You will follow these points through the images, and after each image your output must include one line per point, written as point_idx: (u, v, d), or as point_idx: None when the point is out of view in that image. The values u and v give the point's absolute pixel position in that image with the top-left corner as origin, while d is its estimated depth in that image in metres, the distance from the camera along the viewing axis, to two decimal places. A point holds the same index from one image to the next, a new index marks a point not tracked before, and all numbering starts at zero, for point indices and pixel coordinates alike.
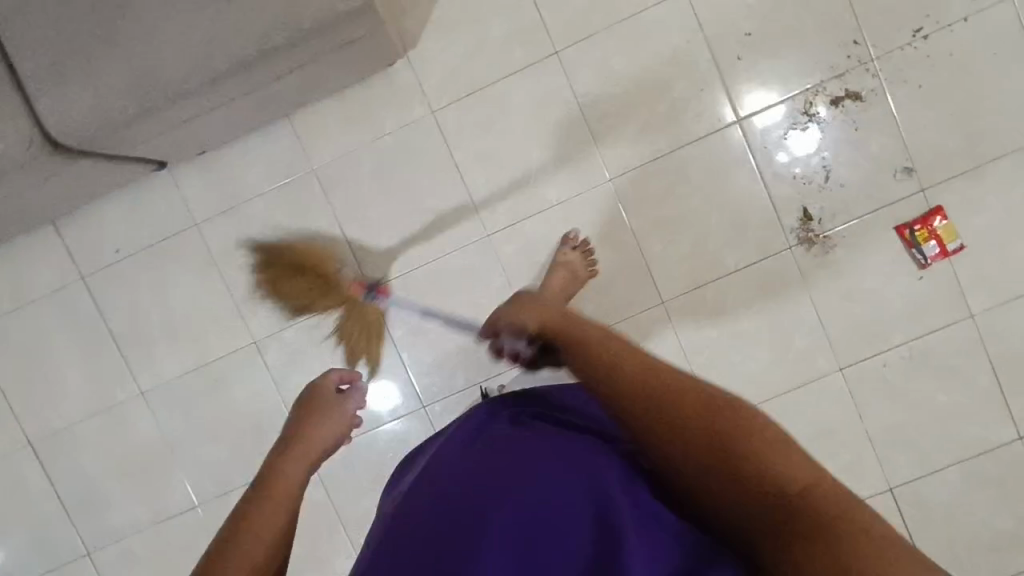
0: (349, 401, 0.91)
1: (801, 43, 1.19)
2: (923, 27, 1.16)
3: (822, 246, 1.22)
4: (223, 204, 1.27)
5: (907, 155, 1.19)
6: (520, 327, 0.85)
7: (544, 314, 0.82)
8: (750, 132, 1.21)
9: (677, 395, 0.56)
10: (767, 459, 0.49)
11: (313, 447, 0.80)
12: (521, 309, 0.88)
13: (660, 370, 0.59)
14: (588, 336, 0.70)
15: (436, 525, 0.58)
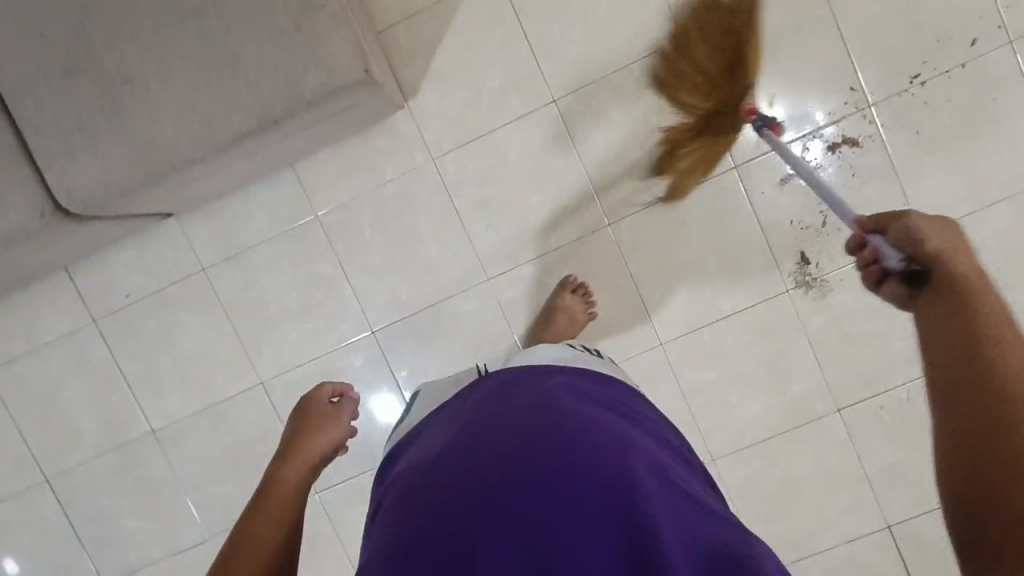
0: (340, 411, 0.99)
1: (799, 89, 1.19)
2: (921, 73, 1.16)
3: (819, 289, 1.23)
4: (230, 250, 1.30)
5: (905, 201, 1.19)
6: (923, 241, 0.60)
7: (940, 232, 0.61)
8: (749, 178, 1.22)
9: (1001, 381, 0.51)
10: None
11: (314, 453, 0.88)
12: (937, 227, 0.61)
13: (1014, 350, 0.53)
14: (984, 297, 0.56)
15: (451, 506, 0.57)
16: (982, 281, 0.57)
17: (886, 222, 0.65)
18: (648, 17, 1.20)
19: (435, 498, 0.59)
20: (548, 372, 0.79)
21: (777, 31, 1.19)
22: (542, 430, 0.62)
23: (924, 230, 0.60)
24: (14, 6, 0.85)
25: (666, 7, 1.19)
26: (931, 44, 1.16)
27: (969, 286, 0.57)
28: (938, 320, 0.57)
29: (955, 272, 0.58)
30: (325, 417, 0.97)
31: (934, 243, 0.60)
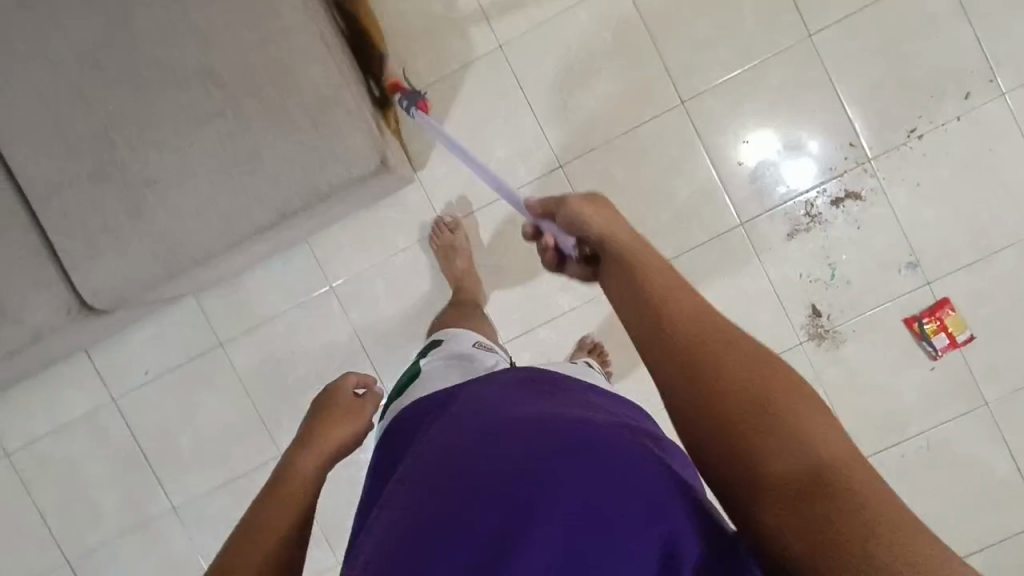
0: (368, 406, 0.84)
1: (799, 145, 1.21)
2: (917, 127, 1.19)
3: (832, 340, 1.24)
4: (247, 324, 1.31)
5: (911, 252, 1.21)
6: (575, 227, 0.66)
7: (600, 214, 0.65)
8: (756, 234, 1.23)
9: (729, 371, 0.48)
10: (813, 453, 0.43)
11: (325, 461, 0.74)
12: (583, 206, 0.67)
13: (717, 334, 0.51)
14: (651, 272, 0.57)
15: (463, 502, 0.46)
16: (660, 265, 0.58)
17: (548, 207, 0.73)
18: (648, 84, 1.23)
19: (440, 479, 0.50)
20: (568, 378, 0.68)
21: (774, 91, 1.21)
22: (560, 416, 0.52)
23: (590, 219, 0.64)
24: (38, 116, 0.86)
25: (665, 74, 1.23)
26: (925, 100, 1.19)
27: (651, 279, 0.56)
28: (621, 296, 0.57)
29: (626, 264, 0.59)
30: (352, 412, 0.83)
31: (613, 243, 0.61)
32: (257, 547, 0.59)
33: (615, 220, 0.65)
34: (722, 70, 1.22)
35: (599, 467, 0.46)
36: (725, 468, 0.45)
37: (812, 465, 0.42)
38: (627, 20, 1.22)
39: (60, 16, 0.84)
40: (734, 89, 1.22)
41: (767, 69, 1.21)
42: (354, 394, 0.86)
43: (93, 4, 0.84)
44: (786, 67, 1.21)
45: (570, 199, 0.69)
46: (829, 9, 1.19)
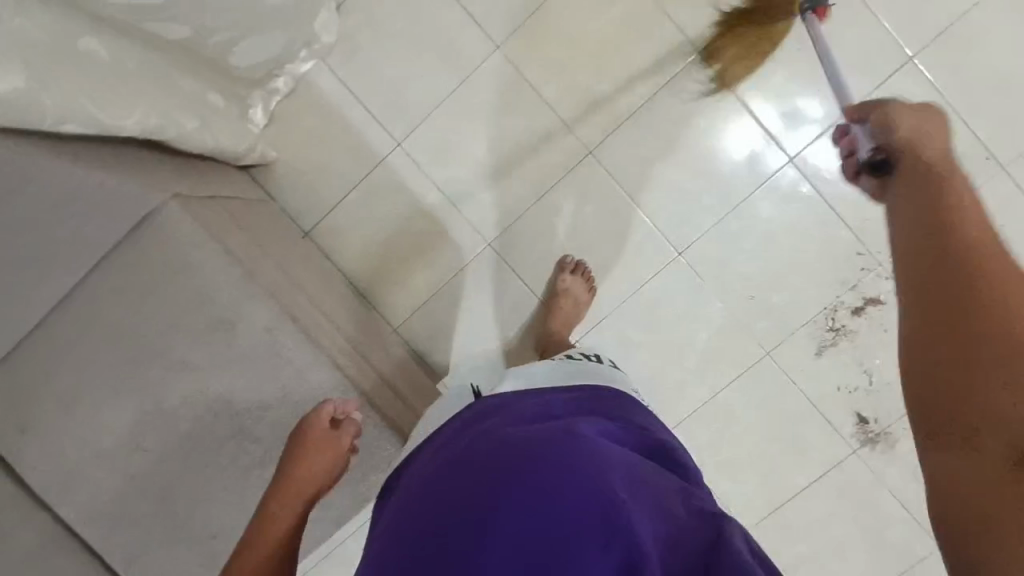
0: (343, 435, 0.87)
1: (800, 118, 1.17)
2: None
3: (885, 441, 1.23)
4: (322, 554, 1.37)
5: None
6: (892, 131, 0.66)
7: (918, 127, 0.66)
8: (784, 358, 1.23)
9: (987, 288, 0.53)
10: (1012, 370, 0.48)
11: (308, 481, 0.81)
12: (903, 118, 0.66)
13: (999, 273, 0.53)
14: (963, 205, 0.58)
15: (447, 513, 0.59)
16: (974, 210, 0.58)
17: (868, 112, 0.70)
18: (642, 243, 1.22)
19: (422, 512, 0.62)
20: (522, 395, 0.82)
21: (768, 223, 1.20)
22: (539, 442, 0.62)
23: (906, 120, 0.66)
24: (104, 504, 0.93)
25: (655, 231, 1.22)
26: None
27: (961, 217, 0.57)
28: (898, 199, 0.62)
29: (932, 161, 0.63)
30: (326, 442, 0.85)
31: (936, 180, 0.61)
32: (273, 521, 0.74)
33: (951, 166, 0.63)
34: (711, 214, 1.20)
35: (541, 485, 0.58)
36: (929, 346, 0.53)
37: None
38: (605, 189, 1.21)
39: (97, 419, 0.90)
40: (727, 224, 1.20)
41: (755, 201, 1.19)
42: (331, 424, 0.87)
43: (122, 401, 0.89)
44: (813, 166, 1.18)
45: (930, 144, 0.64)
46: (797, 131, 1.17)
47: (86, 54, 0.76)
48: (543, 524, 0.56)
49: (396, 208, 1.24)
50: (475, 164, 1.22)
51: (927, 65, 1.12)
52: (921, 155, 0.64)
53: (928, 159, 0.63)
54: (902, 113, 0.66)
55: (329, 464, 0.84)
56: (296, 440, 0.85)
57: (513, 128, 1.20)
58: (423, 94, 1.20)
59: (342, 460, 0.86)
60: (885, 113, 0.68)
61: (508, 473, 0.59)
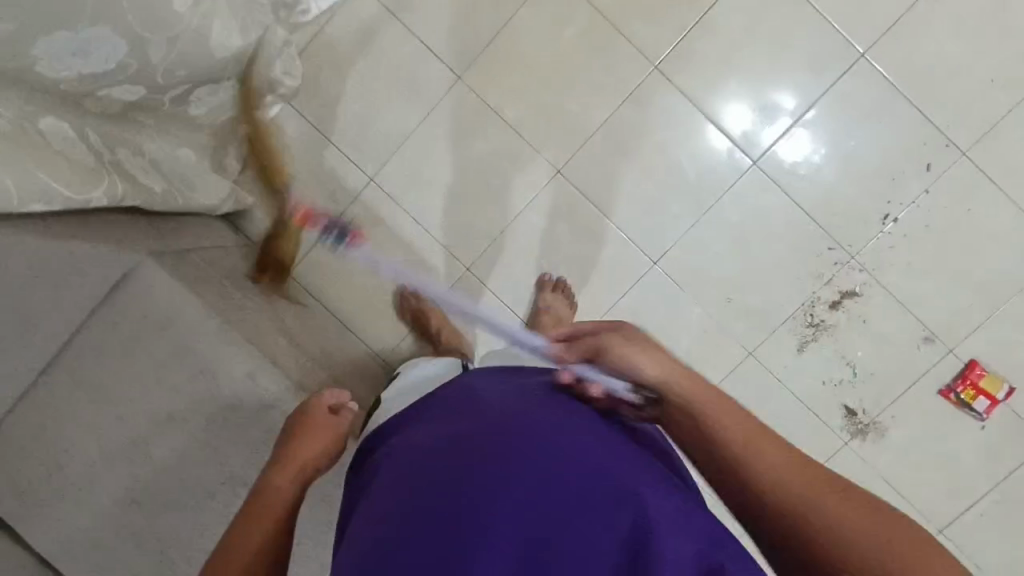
0: (343, 419, 0.83)
1: (777, 110, 1.18)
2: (890, 212, 1.18)
3: (875, 431, 1.24)
4: None
5: (923, 326, 1.20)
6: (611, 373, 0.63)
7: (619, 348, 0.62)
8: (767, 357, 1.24)
9: (784, 506, 0.56)
10: (838, 548, 0.53)
11: (307, 463, 0.76)
12: (613, 354, 0.63)
13: (773, 499, 0.56)
14: (726, 439, 0.59)
15: (461, 463, 0.57)
16: (725, 426, 0.59)
17: (570, 343, 0.66)
18: (616, 255, 1.24)
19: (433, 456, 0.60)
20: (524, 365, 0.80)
21: (738, 226, 1.22)
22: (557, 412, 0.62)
23: (616, 359, 0.62)
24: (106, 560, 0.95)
25: (629, 242, 1.23)
26: (887, 185, 1.18)
27: (720, 436, 0.59)
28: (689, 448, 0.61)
29: (656, 392, 0.62)
30: (325, 425, 0.81)
31: (677, 405, 0.61)
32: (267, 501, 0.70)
33: (671, 364, 0.63)
34: (682, 221, 1.22)
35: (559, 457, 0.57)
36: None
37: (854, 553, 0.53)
38: (575, 205, 1.23)
39: (96, 470, 0.92)
40: (698, 230, 1.22)
41: (723, 205, 1.21)
42: (330, 411, 0.84)
43: (114, 457, 0.91)
44: (785, 158, 1.19)
45: (669, 383, 0.61)
46: (761, 133, 1.19)
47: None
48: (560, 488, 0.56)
49: (373, 241, 1.26)
50: (445, 192, 1.24)
51: (877, 60, 1.15)
52: (675, 392, 0.61)
53: (659, 391, 0.62)
54: (589, 341, 0.64)
55: (329, 448, 0.80)
56: (291, 422, 0.82)
57: (478, 153, 1.23)
58: (389, 128, 1.23)
59: (342, 444, 0.81)
60: (575, 360, 0.65)
61: (528, 434, 0.58)
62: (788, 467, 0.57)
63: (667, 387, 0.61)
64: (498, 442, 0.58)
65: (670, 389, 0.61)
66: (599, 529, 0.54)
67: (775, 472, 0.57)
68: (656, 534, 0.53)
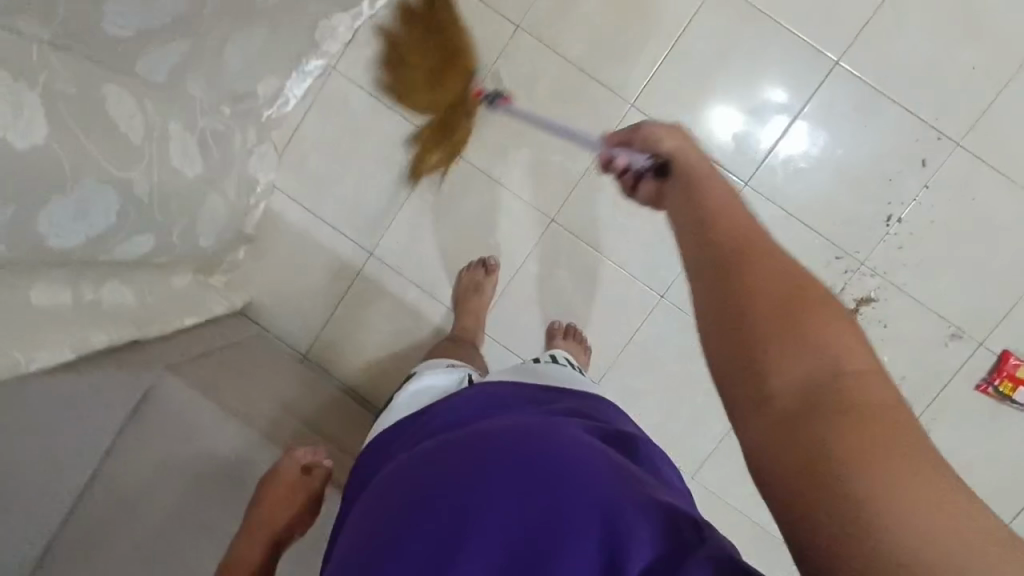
0: (315, 479, 0.93)
1: (770, 109, 1.17)
2: (892, 213, 1.16)
3: None
4: None
5: (948, 322, 1.17)
6: (654, 147, 0.64)
7: (675, 140, 0.63)
8: None
9: (769, 297, 0.46)
10: (799, 380, 0.43)
11: (274, 530, 0.89)
12: (662, 133, 0.64)
13: (768, 285, 0.47)
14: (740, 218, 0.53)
15: (441, 481, 0.53)
16: (740, 217, 0.53)
17: (632, 133, 0.68)
18: (622, 294, 1.24)
19: (423, 469, 0.56)
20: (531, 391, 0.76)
21: None
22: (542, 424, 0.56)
23: (663, 135, 0.64)
24: None
25: (633, 279, 1.23)
26: (885, 186, 1.16)
27: (728, 222, 0.52)
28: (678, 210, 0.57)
29: (682, 169, 0.61)
30: (297, 489, 0.91)
31: (697, 187, 0.57)
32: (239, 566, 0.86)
33: (712, 171, 0.60)
34: None
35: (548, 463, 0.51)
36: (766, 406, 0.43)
37: (826, 381, 0.42)
38: (573, 250, 1.24)
39: None
40: None
41: None
42: (305, 469, 0.93)
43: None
44: (784, 153, 1.18)
45: (675, 153, 0.62)
46: (756, 142, 1.18)
47: (50, 279, 0.83)
48: (541, 499, 0.49)
49: (381, 313, 1.28)
50: (444, 257, 1.26)
51: (852, 66, 1.15)
52: (683, 160, 0.61)
53: (684, 168, 0.61)
54: (651, 124, 0.66)
55: (298, 507, 0.91)
56: (268, 480, 0.91)
57: (471, 215, 1.24)
58: (382, 203, 1.26)
59: (313, 501, 0.92)
60: (643, 130, 0.66)
61: (507, 445, 0.53)
62: (756, 252, 0.49)
63: (694, 185, 0.58)
64: (477, 455, 0.53)
65: (703, 173, 0.59)
66: (580, 534, 0.47)
67: (730, 249, 0.50)
68: (638, 548, 0.46)
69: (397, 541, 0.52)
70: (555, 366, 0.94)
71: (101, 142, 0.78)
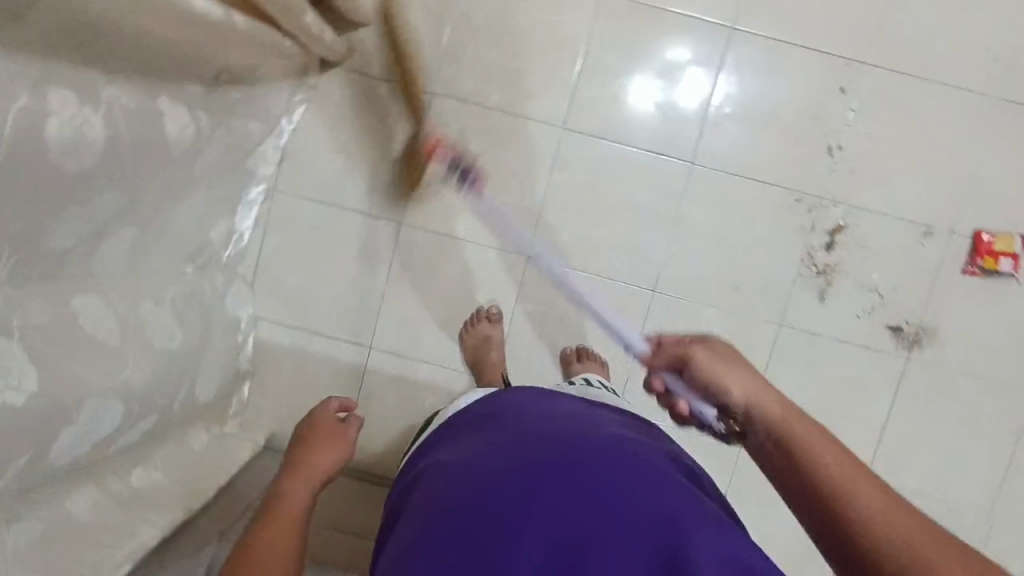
0: (351, 427, 0.90)
1: (677, 68, 1.22)
2: (831, 143, 1.22)
3: (927, 335, 1.26)
4: None
5: (916, 223, 1.23)
6: (701, 380, 0.68)
7: (722, 366, 0.67)
8: (797, 320, 1.26)
9: (896, 554, 0.52)
10: None
11: (315, 473, 0.80)
12: (707, 358, 0.68)
13: (885, 542, 0.53)
14: (819, 451, 0.59)
15: (499, 484, 0.58)
16: (822, 450, 0.59)
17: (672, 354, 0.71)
18: (617, 300, 1.27)
19: (474, 466, 0.61)
20: (545, 388, 0.82)
21: (708, 222, 1.25)
22: (581, 435, 0.63)
23: (707, 371, 0.67)
24: None
25: (622, 283, 1.26)
26: (817, 122, 1.22)
27: (813, 464, 0.58)
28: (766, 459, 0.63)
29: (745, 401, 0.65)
30: (335, 436, 0.87)
31: (769, 428, 0.62)
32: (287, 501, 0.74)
33: (772, 391, 0.65)
34: (658, 242, 1.26)
35: (598, 478, 0.58)
36: None
37: None
38: (558, 277, 1.26)
39: None
40: (675, 240, 1.26)
41: (685, 209, 1.25)
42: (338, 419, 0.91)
43: None
44: (711, 103, 1.22)
45: (751, 404, 0.64)
46: (682, 109, 1.23)
47: (80, 494, 0.83)
48: (603, 505, 0.56)
49: (399, 399, 1.28)
50: (441, 326, 1.27)
51: (751, 26, 1.21)
52: (744, 396, 0.65)
53: (746, 394, 0.65)
54: (674, 342, 0.71)
55: (337, 454, 0.84)
56: (306, 429, 0.88)
57: (452, 277, 1.26)
58: (365, 297, 1.27)
59: (351, 447, 0.87)
60: (680, 355, 0.70)
61: (575, 455, 0.60)
62: (905, 522, 0.53)
63: (759, 416, 0.63)
64: (544, 461, 0.59)
65: (761, 399, 0.64)
66: (631, 542, 0.55)
67: (847, 495, 0.56)
68: (696, 554, 0.54)
69: (449, 526, 0.56)
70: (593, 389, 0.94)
71: (77, 360, 0.76)
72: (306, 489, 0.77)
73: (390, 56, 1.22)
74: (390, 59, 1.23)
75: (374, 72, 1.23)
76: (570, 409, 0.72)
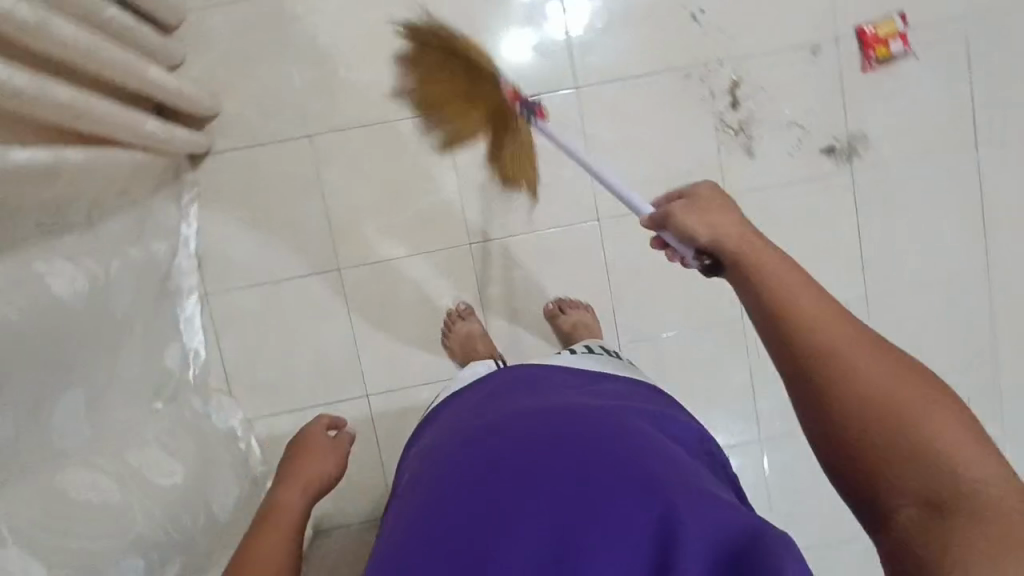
0: (343, 442, 0.81)
1: (523, 7, 1.21)
2: (693, 10, 1.23)
3: (858, 142, 1.28)
4: None
5: (802, 46, 1.25)
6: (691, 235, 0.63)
7: (715, 216, 0.63)
8: (739, 184, 1.28)
9: (846, 372, 0.52)
10: (892, 428, 0.50)
11: (309, 485, 0.73)
12: (698, 210, 0.63)
13: (840, 356, 0.53)
14: (793, 287, 0.57)
15: (481, 485, 0.59)
16: (798, 289, 0.56)
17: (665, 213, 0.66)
18: (571, 244, 1.27)
19: (459, 467, 0.63)
20: (537, 368, 0.85)
21: (617, 134, 1.26)
22: (574, 432, 0.62)
23: (699, 221, 0.63)
24: None
25: (568, 226, 1.27)
26: None
27: (785, 297, 0.56)
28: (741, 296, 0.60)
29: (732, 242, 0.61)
30: (325, 449, 0.79)
31: (747, 267, 0.59)
32: (276, 523, 0.67)
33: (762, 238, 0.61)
34: (581, 173, 1.26)
35: (585, 473, 0.58)
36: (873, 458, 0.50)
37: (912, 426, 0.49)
38: (507, 248, 1.26)
39: None
40: (596, 164, 1.26)
41: (591, 133, 1.25)
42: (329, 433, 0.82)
43: None
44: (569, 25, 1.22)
45: (722, 239, 0.61)
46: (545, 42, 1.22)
47: None
48: (590, 488, 0.57)
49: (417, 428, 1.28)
50: (423, 343, 1.26)
51: None
52: (733, 238, 0.61)
53: (735, 235, 0.61)
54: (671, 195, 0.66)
55: (331, 466, 0.77)
56: (294, 445, 0.80)
57: (411, 294, 1.26)
58: (340, 351, 1.26)
59: (342, 463, 0.78)
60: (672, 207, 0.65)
61: (564, 451, 0.60)
62: (860, 346, 0.53)
63: (739, 253, 0.60)
64: (534, 448, 0.61)
65: (748, 240, 0.61)
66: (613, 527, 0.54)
67: (813, 325, 0.54)
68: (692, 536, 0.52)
69: (430, 527, 0.58)
70: (599, 357, 0.96)
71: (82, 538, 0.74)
72: (296, 509, 0.70)
73: (253, 123, 1.21)
74: (253, 125, 1.21)
75: (245, 144, 1.21)
76: (557, 395, 0.73)
